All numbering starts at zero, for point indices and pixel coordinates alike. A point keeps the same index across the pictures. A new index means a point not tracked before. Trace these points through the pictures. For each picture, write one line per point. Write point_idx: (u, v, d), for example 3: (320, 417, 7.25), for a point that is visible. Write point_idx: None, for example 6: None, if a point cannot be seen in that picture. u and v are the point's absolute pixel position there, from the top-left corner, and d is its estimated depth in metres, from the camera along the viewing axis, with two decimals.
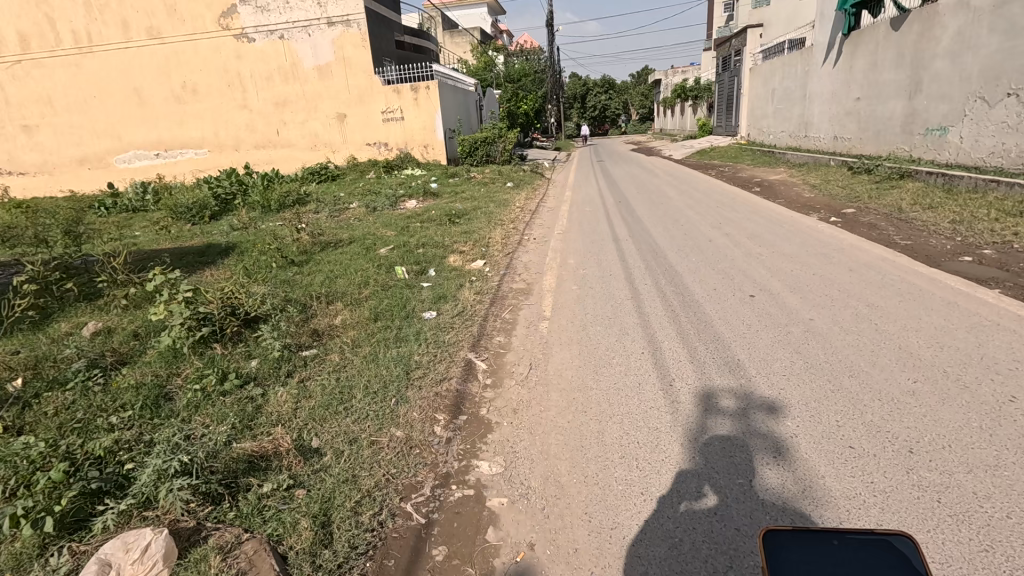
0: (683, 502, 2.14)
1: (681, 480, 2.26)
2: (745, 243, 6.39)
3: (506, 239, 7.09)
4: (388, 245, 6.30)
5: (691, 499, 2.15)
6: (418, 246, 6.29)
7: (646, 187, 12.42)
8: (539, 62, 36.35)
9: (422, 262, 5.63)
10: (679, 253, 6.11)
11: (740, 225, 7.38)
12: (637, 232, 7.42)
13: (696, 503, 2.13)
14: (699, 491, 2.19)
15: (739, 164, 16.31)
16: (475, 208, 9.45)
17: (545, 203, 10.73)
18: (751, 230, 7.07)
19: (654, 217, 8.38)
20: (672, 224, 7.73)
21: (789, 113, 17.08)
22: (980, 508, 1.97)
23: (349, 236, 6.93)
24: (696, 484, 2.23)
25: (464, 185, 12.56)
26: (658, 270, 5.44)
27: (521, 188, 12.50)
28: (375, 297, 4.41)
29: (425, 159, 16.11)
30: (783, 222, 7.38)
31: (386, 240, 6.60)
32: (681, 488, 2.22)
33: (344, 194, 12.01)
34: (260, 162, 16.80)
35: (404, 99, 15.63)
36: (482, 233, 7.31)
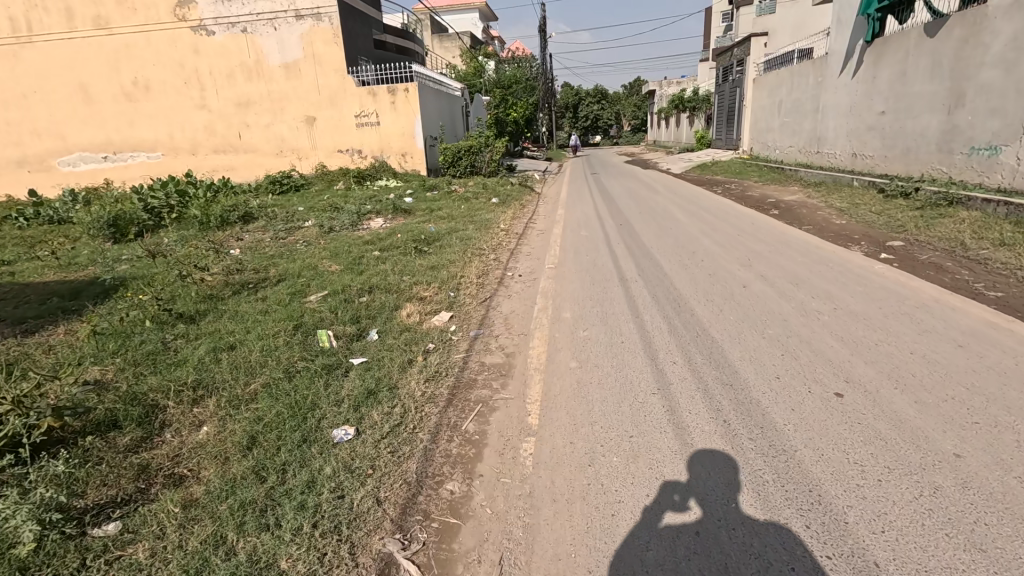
0: (666, 513, 2.16)
1: (666, 491, 2.28)
2: (789, 290, 4.91)
3: (485, 278, 5.60)
4: (324, 289, 4.75)
5: (675, 510, 2.17)
6: (366, 288, 4.79)
7: (649, 208, 10.98)
8: (530, 68, 34.78)
9: (362, 317, 4.13)
10: (708, 304, 4.61)
11: (775, 262, 5.91)
12: (649, 267, 5.94)
13: (679, 514, 2.15)
14: (682, 503, 2.21)
15: (744, 181, 15.07)
16: (450, 230, 7.94)
17: (533, 224, 9.24)
18: (789, 269, 5.60)
19: (666, 248, 6.90)
20: (690, 258, 6.28)
21: (798, 127, 15.83)
22: None
23: (280, 272, 5.41)
24: (680, 496, 2.25)
25: (442, 200, 11.12)
26: (687, 335, 3.93)
27: (506, 205, 11.00)
28: (263, 399, 2.80)
29: (403, 169, 14.57)
30: (827, 260, 5.93)
31: (326, 279, 5.08)
32: (665, 499, 2.23)
33: (305, 207, 10.56)
34: (220, 169, 15.18)
35: (379, 102, 14.11)
36: (453, 266, 5.86)
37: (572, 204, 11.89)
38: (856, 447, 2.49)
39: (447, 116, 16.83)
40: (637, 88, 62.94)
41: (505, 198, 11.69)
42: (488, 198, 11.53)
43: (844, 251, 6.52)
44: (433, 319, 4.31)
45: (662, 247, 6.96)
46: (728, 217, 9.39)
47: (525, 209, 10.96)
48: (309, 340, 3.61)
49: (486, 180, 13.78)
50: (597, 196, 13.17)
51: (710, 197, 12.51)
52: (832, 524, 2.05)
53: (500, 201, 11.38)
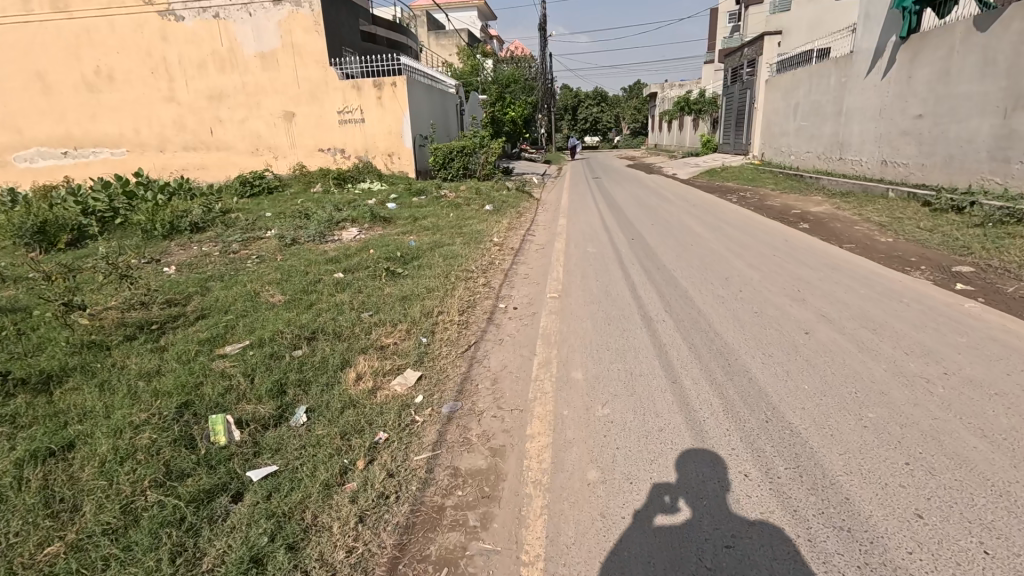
0: (655, 515, 2.15)
1: (656, 493, 2.26)
2: (868, 339, 3.75)
3: (474, 315, 4.41)
4: (249, 337, 3.55)
5: (664, 512, 2.16)
6: (305, 333, 3.61)
7: (661, 219, 9.83)
8: (530, 68, 33.46)
9: (292, 384, 2.99)
10: (767, 364, 3.45)
11: (834, 295, 4.75)
12: (677, 300, 4.80)
13: (669, 516, 2.14)
14: (671, 504, 2.21)
15: (758, 188, 14.01)
16: (432, 244, 6.76)
17: (531, 237, 8.04)
18: (854, 306, 4.44)
19: (693, 272, 5.73)
20: (726, 288, 5.11)
21: (817, 131, 14.73)
22: None
23: (200, 304, 4.24)
24: (670, 498, 2.24)
25: (429, 205, 9.99)
26: (763, 426, 2.72)
27: (502, 213, 9.80)
28: None
29: (389, 171, 13.34)
30: (898, 293, 4.77)
31: (259, 317, 3.91)
32: (655, 502, 2.21)
33: (273, 212, 9.37)
34: (190, 168, 13.90)
35: (364, 97, 12.89)
36: (430, 295, 4.68)
37: (574, 213, 10.71)
38: (845, 448, 2.48)
39: (439, 115, 15.57)
40: (637, 91, 61.88)
41: (499, 203, 10.58)
42: (482, 203, 10.40)
43: (907, 278, 5.39)
44: (388, 390, 3.05)
45: (687, 271, 5.82)
46: (755, 232, 8.20)
47: (522, 217, 9.83)
48: (194, 442, 2.58)
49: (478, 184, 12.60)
50: (603, 205, 12.02)
51: (727, 207, 11.33)
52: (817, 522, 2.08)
53: (495, 207, 10.20)
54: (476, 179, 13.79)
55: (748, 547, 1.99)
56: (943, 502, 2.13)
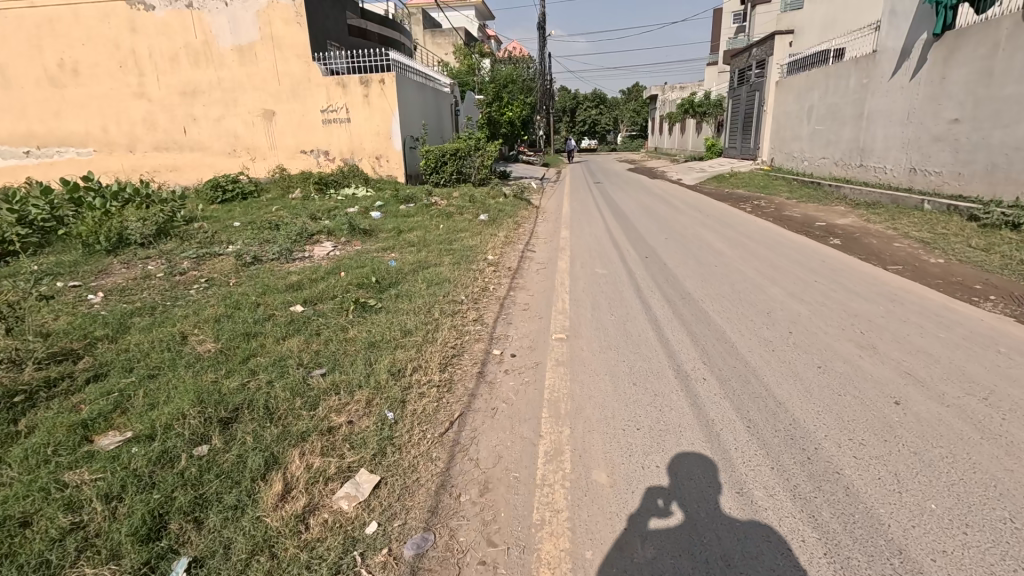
0: (651, 517, 2.97)
1: (651, 498, 3.10)
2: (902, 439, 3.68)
3: (438, 385, 4.05)
4: (141, 425, 3.42)
5: (658, 515, 2.98)
6: (218, 431, 3.41)
7: (672, 232, 8.96)
8: (526, 69, 32.66)
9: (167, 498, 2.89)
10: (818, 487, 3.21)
11: (869, 359, 4.62)
12: (704, 359, 4.71)
13: (663, 518, 2.97)
14: (664, 507, 3.04)
15: (771, 197, 13.17)
16: (414, 265, 5.84)
17: (530, 255, 7.13)
18: (886, 377, 4.38)
19: (722, 314, 5.52)
20: (757, 344, 4.91)
21: (834, 135, 13.87)
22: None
23: (90, 362, 4.07)
24: (662, 502, 3.07)
25: (419, 215, 9.07)
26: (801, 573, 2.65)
27: (498, 224, 8.81)
28: None
29: (376, 175, 12.38)
30: (925, 351, 4.71)
31: (155, 389, 3.79)
32: (651, 505, 3.05)
33: (242, 223, 8.45)
34: (163, 170, 12.91)
35: (350, 95, 11.92)
36: (392, 355, 4.33)
37: (578, 223, 9.80)
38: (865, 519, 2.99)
39: (431, 115, 14.56)
40: (636, 93, 60.92)
41: (495, 212, 9.69)
42: (478, 213, 9.50)
43: (956, 337, 4.91)
44: (323, 518, 2.89)
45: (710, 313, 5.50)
46: (774, 245, 7.67)
47: (520, 228, 8.95)
48: None
49: (472, 189, 11.60)
50: (608, 214, 11.13)
51: (742, 218, 10.43)
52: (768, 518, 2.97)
53: (491, 217, 9.29)
54: (471, 184, 12.86)
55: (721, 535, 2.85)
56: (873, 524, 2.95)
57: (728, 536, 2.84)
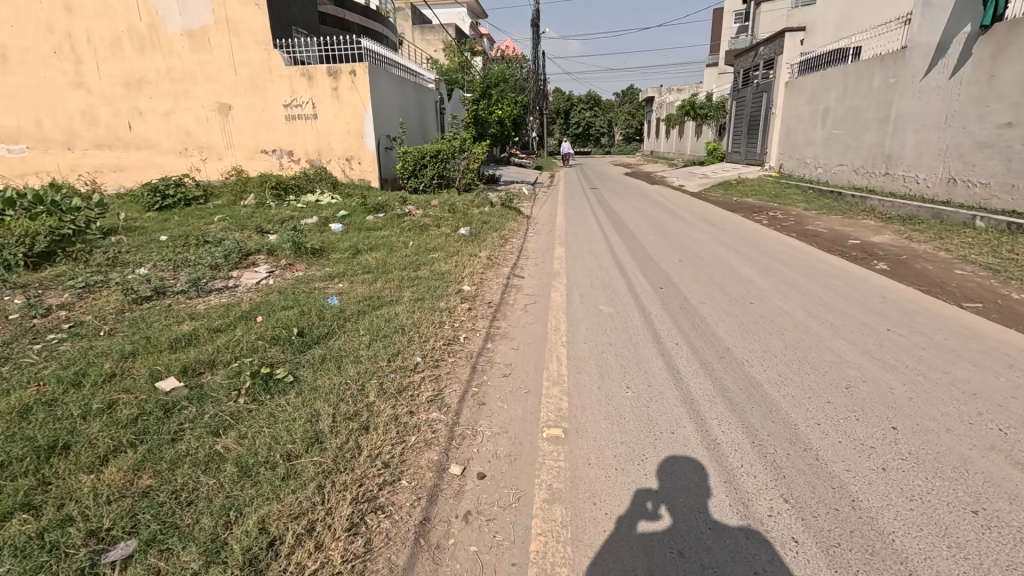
0: (638, 522, 2.17)
1: (638, 499, 2.29)
2: None
3: (294, 504, 2.09)
4: None
5: (647, 518, 2.19)
6: None
7: (681, 249, 7.53)
8: (519, 68, 31.38)
9: None
10: None
11: None
12: (773, 422, 2.87)
13: (650, 522, 2.16)
14: (654, 512, 2.22)
15: (786, 208, 11.94)
16: (360, 302, 4.41)
17: (514, 281, 5.75)
18: None
19: (772, 352, 3.80)
20: (848, 399, 3.09)
21: (854, 140, 12.68)
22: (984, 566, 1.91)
23: None
24: (652, 504, 2.26)
25: (387, 228, 7.64)
26: None
27: (479, 240, 7.40)
28: None
29: (347, 178, 10.98)
30: None
31: None
32: (637, 507, 2.24)
33: (170, 236, 6.97)
34: (106, 171, 11.37)
35: (317, 88, 10.53)
36: (220, 443, 2.40)
37: (573, 238, 8.44)
38: None
39: (410, 113, 13.14)
40: (632, 95, 59.78)
41: (478, 224, 8.32)
42: (458, 224, 8.09)
43: None
44: None
45: (781, 372, 3.47)
46: (821, 274, 6.03)
47: (506, 244, 7.60)
48: None
49: (454, 196, 10.26)
50: (607, 226, 9.73)
51: (762, 233, 9.08)
52: (797, 517, 2.17)
53: (473, 230, 7.90)
54: (453, 190, 11.48)
55: (744, 552, 2.01)
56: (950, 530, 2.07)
57: (748, 552, 2.00)
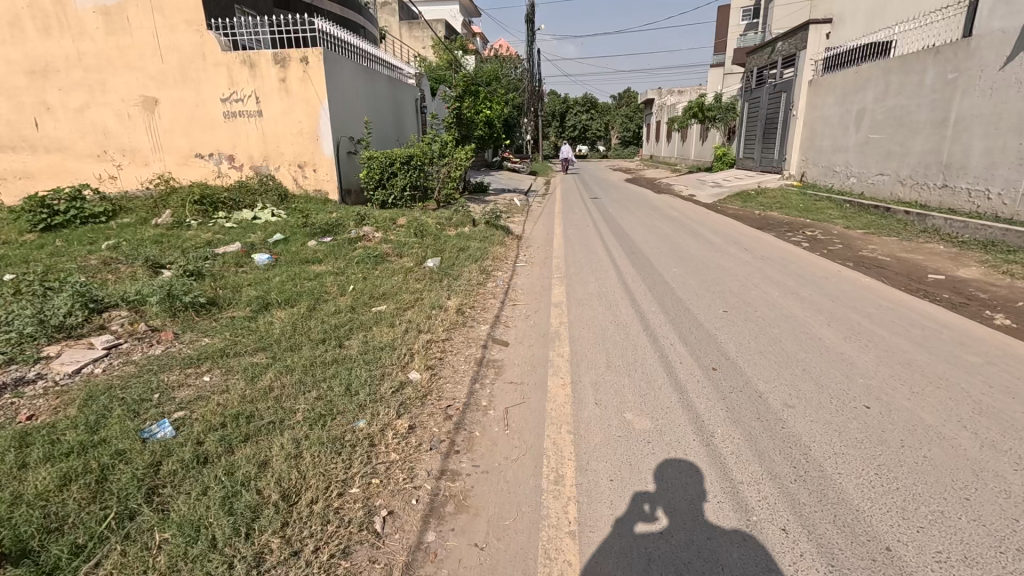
0: (636, 522, 2.21)
1: (635, 501, 2.33)
2: None
3: None
4: None
5: (644, 520, 2.22)
6: None
7: (722, 289, 5.62)
8: (513, 69, 29.58)
9: None
10: None
11: None
12: None
13: (649, 524, 2.20)
14: (651, 513, 2.26)
15: (824, 225, 10.20)
16: (209, 431, 2.48)
17: (492, 356, 3.88)
18: None
19: (978, 559, 1.97)
20: None
21: (898, 146, 10.95)
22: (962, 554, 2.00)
23: None
24: (649, 506, 2.30)
25: (330, 263, 5.72)
26: None
27: (451, 283, 5.40)
28: None
29: (300, 189, 9.09)
30: None
31: None
32: (635, 510, 2.28)
33: (20, 274, 4.95)
34: (8, 178, 9.31)
35: (261, 79, 8.63)
36: None
37: (579, 271, 6.57)
38: None
39: (381, 111, 11.15)
40: (630, 97, 57.86)
41: (453, 251, 6.45)
42: (425, 253, 6.17)
43: None
44: None
45: None
46: (937, 338, 4.17)
47: (489, 282, 5.76)
48: None
49: (423, 212, 8.35)
50: (619, 251, 7.81)
51: (810, 261, 7.26)
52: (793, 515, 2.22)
53: (443, 262, 6.01)
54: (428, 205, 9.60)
55: (735, 549, 2.06)
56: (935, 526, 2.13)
57: (741, 549, 2.05)
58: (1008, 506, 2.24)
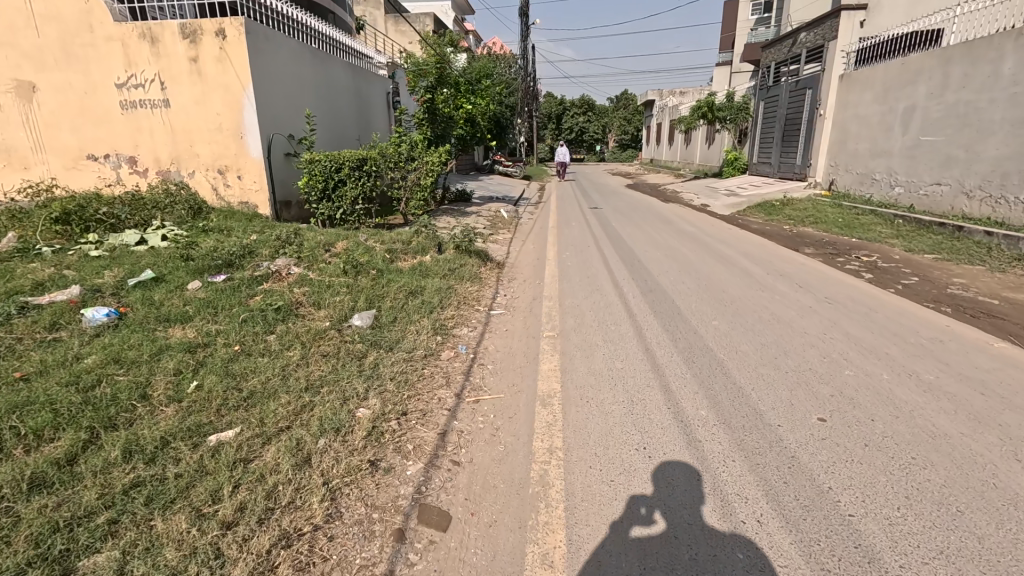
0: (633, 527, 2.18)
1: (632, 505, 2.31)
2: None
3: None
4: None
5: (640, 524, 2.20)
6: None
7: (797, 367, 3.67)
8: (505, 66, 27.69)
9: None
10: None
11: None
12: None
13: (645, 528, 2.18)
14: (647, 516, 2.25)
15: (879, 247, 8.33)
16: None
17: (408, 568, 1.92)
18: None
19: None
20: None
21: (963, 151, 9.06)
22: (944, 548, 2.04)
23: None
24: (646, 509, 2.28)
25: (200, 324, 3.72)
26: None
27: (372, 365, 3.39)
28: None
29: (220, 201, 7.11)
30: None
31: None
32: (632, 512, 2.27)
33: None
34: None
35: (166, 59, 6.66)
36: None
37: (579, 322, 4.64)
38: None
39: (335, 104, 9.11)
40: (628, 99, 55.95)
41: (394, 301, 4.45)
42: (350, 309, 4.17)
43: None
44: None
45: None
46: None
47: (438, 353, 3.81)
48: None
49: (368, 236, 6.29)
50: (633, 285, 5.80)
51: (893, 305, 5.29)
52: (798, 532, 2.14)
53: (376, 319, 4.07)
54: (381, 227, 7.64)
55: (728, 551, 2.07)
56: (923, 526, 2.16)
57: (735, 553, 2.05)
58: (1003, 510, 2.23)
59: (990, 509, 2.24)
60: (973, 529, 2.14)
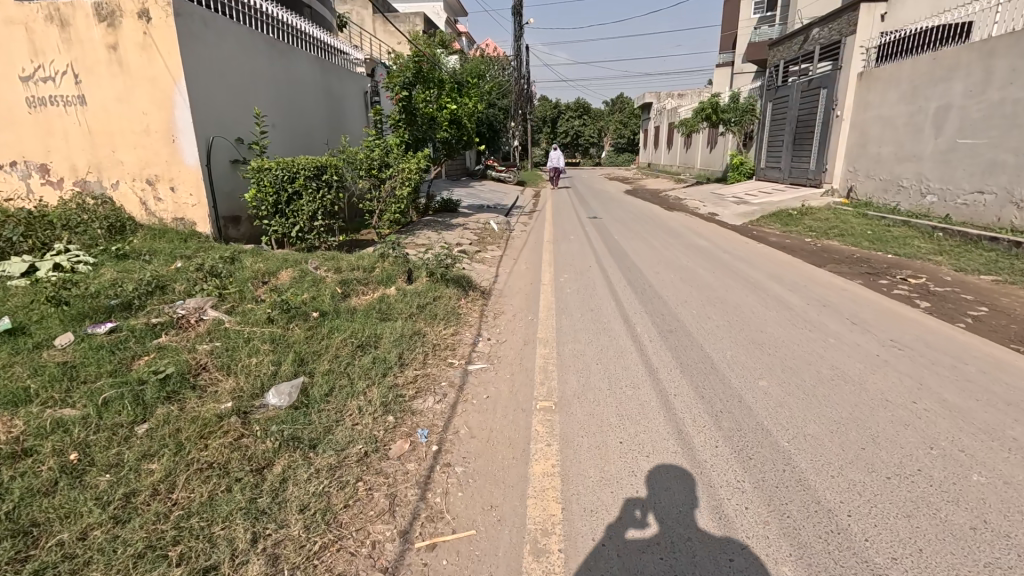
0: (626, 529, 2.19)
1: (627, 509, 2.31)
2: None
3: None
4: None
5: (635, 526, 2.21)
6: None
7: (900, 470, 2.55)
8: (497, 68, 26.65)
9: None
10: None
11: None
12: None
13: (639, 531, 2.19)
14: (642, 519, 2.25)
15: (923, 265, 7.25)
16: None
17: None
18: None
19: None
20: None
21: (1010, 156, 8.03)
22: (925, 541, 2.09)
23: None
24: (640, 512, 2.29)
25: (36, 415, 2.51)
26: None
27: (272, 489, 2.21)
28: None
29: (151, 217, 5.93)
30: None
31: None
32: (626, 516, 2.27)
33: None
34: None
35: (80, 47, 5.52)
36: None
37: (584, 383, 3.52)
38: None
39: (300, 103, 7.97)
40: (625, 103, 55.07)
41: (331, 365, 3.24)
42: (263, 383, 2.97)
43: None
44: None
45: None
46: None
47: (383, 450, 2.68)
48: None
49: (323, 261, 5.13)
50: (648, 322, 4.71)
51: (978, 348, 4.18)
52: None
53: (302, 397, 2.90)
54: (338, 245, 6.49)
55: (724, 553, 2.07)
56: (906, 519, 2.22)
57: (729, 555, 2.05)
58: (989, 510, 2.26)
59: (974, 507, 2.29)
60: (953, 521, 2.20)
